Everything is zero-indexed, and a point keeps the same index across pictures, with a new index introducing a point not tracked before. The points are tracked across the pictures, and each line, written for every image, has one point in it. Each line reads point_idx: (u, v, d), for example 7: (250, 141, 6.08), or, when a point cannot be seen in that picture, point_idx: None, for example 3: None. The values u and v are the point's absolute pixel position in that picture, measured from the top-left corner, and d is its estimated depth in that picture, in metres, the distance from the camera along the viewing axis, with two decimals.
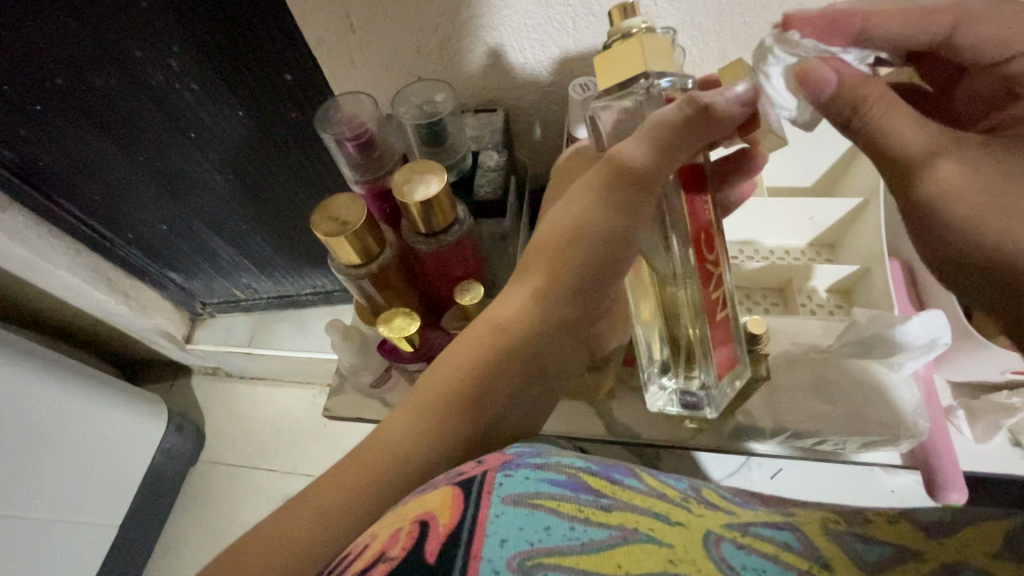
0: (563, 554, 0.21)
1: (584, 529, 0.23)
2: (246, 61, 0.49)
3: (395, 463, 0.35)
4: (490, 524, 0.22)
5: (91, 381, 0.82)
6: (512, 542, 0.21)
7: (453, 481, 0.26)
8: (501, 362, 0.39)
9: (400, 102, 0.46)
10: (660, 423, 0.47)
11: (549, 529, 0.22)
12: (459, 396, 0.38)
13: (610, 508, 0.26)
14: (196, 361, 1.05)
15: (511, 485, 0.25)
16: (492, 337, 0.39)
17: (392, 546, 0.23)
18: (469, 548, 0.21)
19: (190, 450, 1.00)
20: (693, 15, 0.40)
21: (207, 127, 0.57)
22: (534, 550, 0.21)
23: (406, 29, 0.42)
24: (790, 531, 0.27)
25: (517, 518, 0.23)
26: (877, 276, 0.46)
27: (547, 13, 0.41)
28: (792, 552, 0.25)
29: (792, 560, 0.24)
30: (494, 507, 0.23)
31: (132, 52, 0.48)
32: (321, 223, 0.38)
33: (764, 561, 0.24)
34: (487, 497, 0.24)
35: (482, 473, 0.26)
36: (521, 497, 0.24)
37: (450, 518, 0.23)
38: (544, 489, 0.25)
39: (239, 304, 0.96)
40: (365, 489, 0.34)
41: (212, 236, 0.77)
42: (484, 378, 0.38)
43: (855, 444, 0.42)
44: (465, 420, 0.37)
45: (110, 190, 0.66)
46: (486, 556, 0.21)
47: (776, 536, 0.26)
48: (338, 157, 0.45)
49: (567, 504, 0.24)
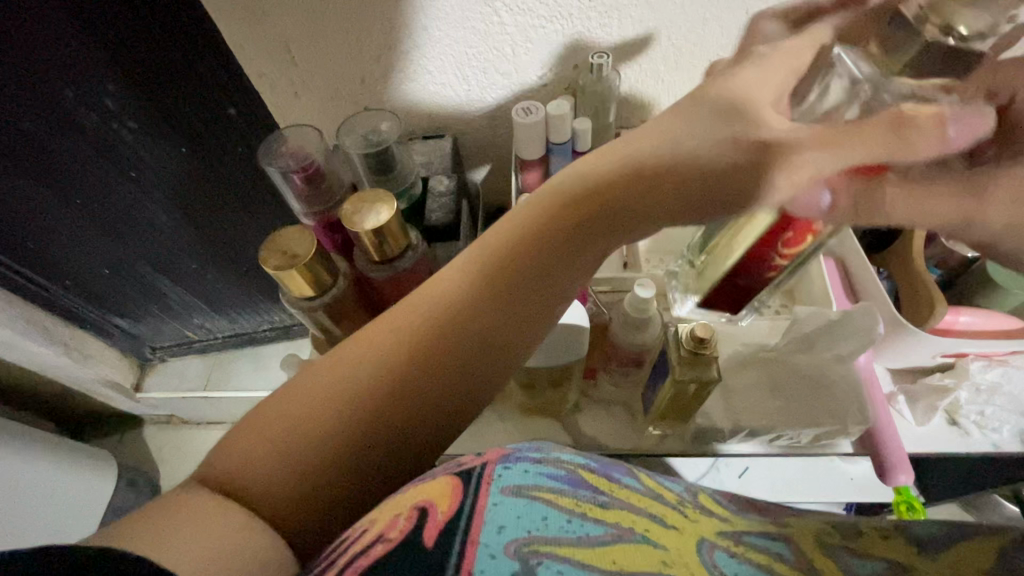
0: (559, 544, 0.21)
1: (581, 523, 0.22)
2: (189, 97, 0.49)
3: (433, 331, 0.31)
4: (488, 511, 0.22)
5: (29, 441, 0.76)
6: (510, 529, 0.21)
7: (451, 471, 0.25)
8: (534, 267, 0.32)
9: (345, 132, 0.46)
10: (626, 430, 0.48)
11: (546, 520, 0.22)
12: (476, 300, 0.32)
13: (608, 505, 0.24)
14: (146, 408, 0.99)
15: (510, 477, 0.24)
16: (535, 232, 0.31)
17: (389, 529, 0.22)
18: (468, 533, 0.21)
19: (144, 505, 0.94)
20: (624, 39, 0.44)
21: (149, 165, 0.55)
22: (530, 538, 0.21)
23: (349, 63, 0.43)
24: (780, 539, 0.23)
25: (514, 508, 0.22)
26: (815, 274, 0.48)
27: (487, 41, 0.43)
28: (783, 562, 0.21)
29: (782, 569, 0.21)
30: (492, 496, 0.23)
31: (62, 93, 0.46)
32: (270, 257, 0.37)
33: (756, 571, 0.21)
34: (486, 487, 0.23)
35: (482, 464, 0.25)
36: (520, 488, 0.23)
37: (449, 506, 0.22)
38: (542, 483, 0.24)
39: (192, 346, 0.92)
40: (392, 362, 0.30)
41: (160, 278, 0.74)
42: (520, 277, 0.32)
43: (809, 436, 0.45)
44: (501, 321, 0.32)
45: (44, 242, 0.62)
46: (483, 541, 0.20)
47: (767, 544, 0.22)
48: (286, 190, 0.44)
49: (564, 498, 0.23)
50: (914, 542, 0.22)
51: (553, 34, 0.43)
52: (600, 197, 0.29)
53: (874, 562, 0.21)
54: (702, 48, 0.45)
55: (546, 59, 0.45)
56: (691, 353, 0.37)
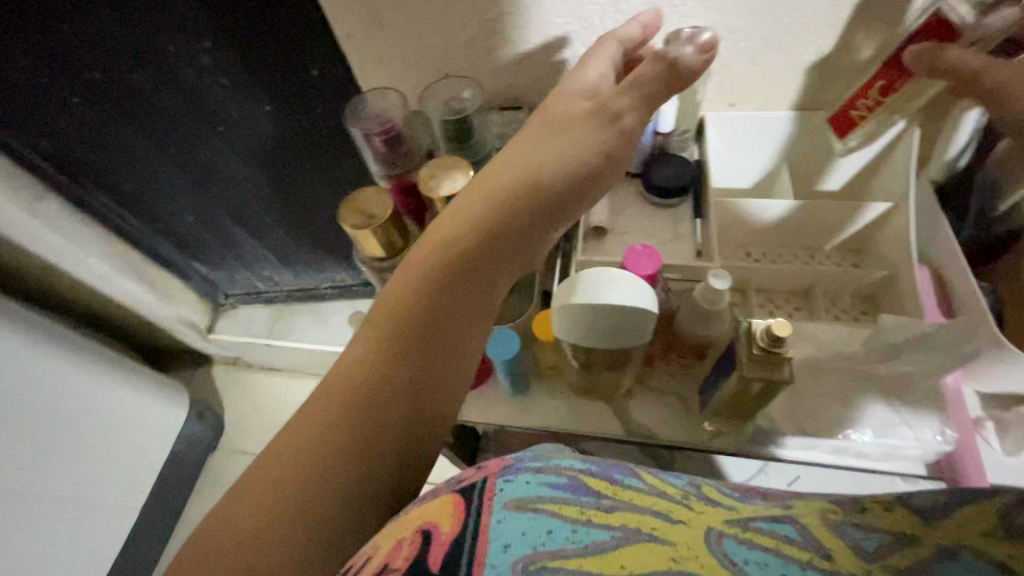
0: (567, 557, 0.20)
1: (586, 531, 0.21)
2: (277, 61, 0.50)
3: (347, 396, 0.30)
4: (492, 531, 0.21)
5: (118, 366, 0.84)
6: (516, 547, 0.21)
7: (455, 489, 0.24)
8: (459, 289, 0.33)
9: (428, 98, 0.47)
10: (679, 423, 0.47)
11: (551, 533, 0.21)
12: (385, 357, 0.31)
13: (612, 509, 0.23)
14: (217, 350, 1.07)
15: (512, 491, 0.23)
16: (435, 272, 0.33)
17: (395, 557, 0.22)
18: (473, 555, 0.21)
19: (209, 437, 1.03)
20: (723, 14, 0.41)
21: (236, 120, 0.58)
22: (537, 555, 0.20)
23: (434, 28, 0.43)
24: (788, 522, 0.23)
25: (519, 523, 0.21)
26: (904, 282, 0.45)
27: (575, 11, 0.42)
28: (791, 544, 0.22)
29: (791, 551, 0.21)
30: (495, 514, 0.22)
31: (165, 46, 0.49)
32: (350, 215, 0.39)
33: (767, 553, 0.21)
34: (487, 504, 0.22)
35: (482, 479, 0.24)
36: (523, 502, 0.22)
37: (453, 526, 0.22)
38: (545, 493, 0.23)
39: (260, 296, 0.99)
40: (319, 434, 0.29)
41: (237, 229, 0.79)
42: (442, 305, 0.33)
43: (877, 452, 0.42)
44: (425, 352, 0.32)
45: (139, 184, 0.68)
46: (491, 563, 0.20)
47: (775, 527, 0.23)
48: (366, 151, 0.45)
49: (568, 507, 0.22)
50: (917, 512, 0.22)
51: (646, 6, 0.41)
52: (500, 205, 0.35)
53: (875, 536, 0.21)
54: (808, 27, 0.41)
55: None
56: (763, 352, 0.35)
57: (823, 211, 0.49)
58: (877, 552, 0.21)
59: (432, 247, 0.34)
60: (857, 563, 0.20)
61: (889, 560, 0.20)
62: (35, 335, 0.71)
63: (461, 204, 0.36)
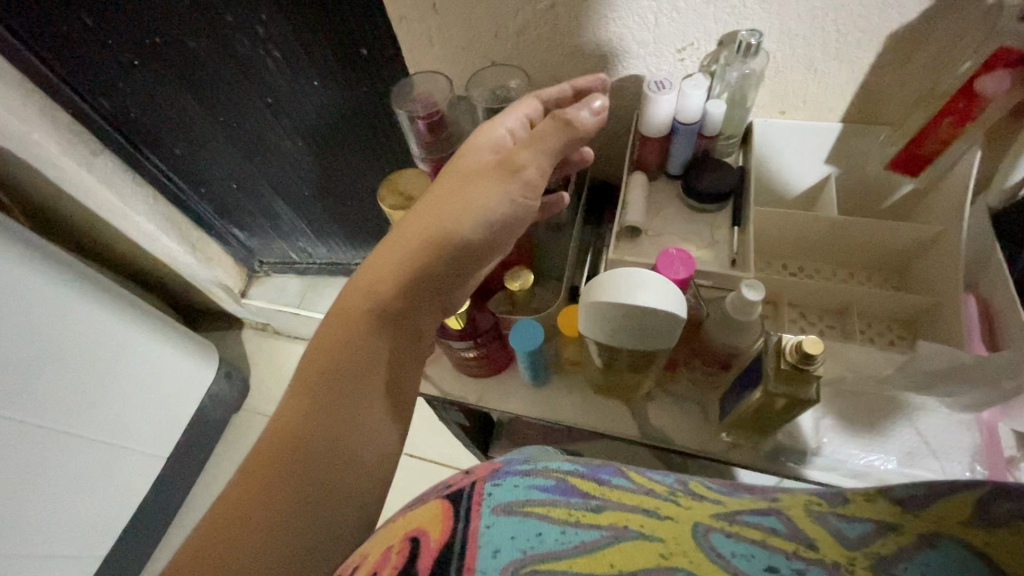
0: (558, 558, 0.20)
1: (576, 532, 0.21)
2: (329, 39, 0.51)
3: (274, 453, 0.31)
4: (482, 535, 0.21)
5: (155, 321, 0.88)
6: (506, 552, 0.20)
7: (443, 494, 0.25)
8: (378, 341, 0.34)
9: (475, 85, 0.47)
10: (694, 429, 0.47)
11: (541, 536, 0.21)
12: (310, 412, 0.32)
13: (602, 508, 0.23)
14: (249, 315, 1.11)
15: (502, 495, 0.23)
16: (355, 329, 0.33)
17: (383, 565, 0.22)
18: (463, 561, 0.20)
19: (235, 397, 1.07)
20: (782, 19, 0.40)
21: (284, 93, 0.59)
22: (527, 558, 0.20)
23: (485, 15, 0.43)
24: (774, 514, 0.23)
25: (509, 527, 0.21)
26: (946, 310, 0.44)
27: (629, 6, 0.41)
28: (777, 536, 0.21)
29: (777, 543, 0.21)
30: (484, 518, 0.22)
31: (223, 16, 0.51)
32: (388, 196, 0.40)
33: (754, 546, 0.21)
34: (476, 510, 0.23)
35: (471, 485, 0.24)
36: (512, 506, 0.22)
37: (442, 534, 0.22)
38: (533, 497, 0.23)
39: (293, 266, 1.02)
40: (254, 490, 0.29)
41: (276, 200, 0.81)
42: (361, 359, 0.33)
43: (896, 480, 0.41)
44: (346, 403, 0.33)
45: (189, 146, 0.70)
46: (479, 569, 0.20)
47: (761, 520, 0.23)
48: (409, 133, 0.46)
49: (557, 508, 0.22)
50: (897, 502, 0.21)
51: (703, 5, 0.40)
52: (421, 257, 0.34)
53: (862, 525, 0.21)
54: (872, 37, 0.40)
55: (686, 32, 0.42)
56: (792, 367, 0.34)
57: (868, 231, 0.47)
58: (859, 541, 0.21)
59: (351, 301, 0.34)
60: (840, 551, 0.20)
61: (870, 548, 0.20)
62: (82, 284, 0.75)
63: (379, 261, 0.34)
